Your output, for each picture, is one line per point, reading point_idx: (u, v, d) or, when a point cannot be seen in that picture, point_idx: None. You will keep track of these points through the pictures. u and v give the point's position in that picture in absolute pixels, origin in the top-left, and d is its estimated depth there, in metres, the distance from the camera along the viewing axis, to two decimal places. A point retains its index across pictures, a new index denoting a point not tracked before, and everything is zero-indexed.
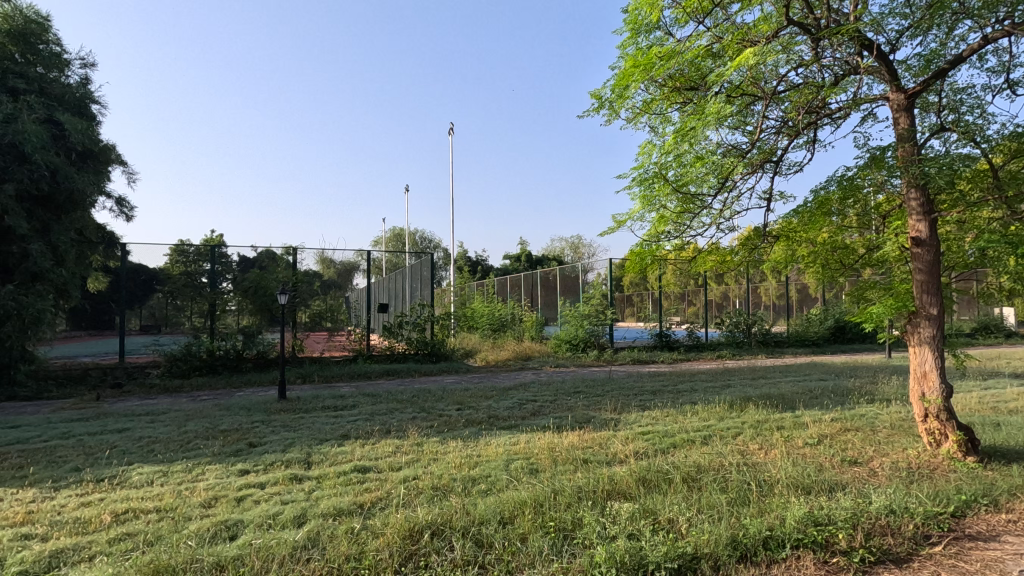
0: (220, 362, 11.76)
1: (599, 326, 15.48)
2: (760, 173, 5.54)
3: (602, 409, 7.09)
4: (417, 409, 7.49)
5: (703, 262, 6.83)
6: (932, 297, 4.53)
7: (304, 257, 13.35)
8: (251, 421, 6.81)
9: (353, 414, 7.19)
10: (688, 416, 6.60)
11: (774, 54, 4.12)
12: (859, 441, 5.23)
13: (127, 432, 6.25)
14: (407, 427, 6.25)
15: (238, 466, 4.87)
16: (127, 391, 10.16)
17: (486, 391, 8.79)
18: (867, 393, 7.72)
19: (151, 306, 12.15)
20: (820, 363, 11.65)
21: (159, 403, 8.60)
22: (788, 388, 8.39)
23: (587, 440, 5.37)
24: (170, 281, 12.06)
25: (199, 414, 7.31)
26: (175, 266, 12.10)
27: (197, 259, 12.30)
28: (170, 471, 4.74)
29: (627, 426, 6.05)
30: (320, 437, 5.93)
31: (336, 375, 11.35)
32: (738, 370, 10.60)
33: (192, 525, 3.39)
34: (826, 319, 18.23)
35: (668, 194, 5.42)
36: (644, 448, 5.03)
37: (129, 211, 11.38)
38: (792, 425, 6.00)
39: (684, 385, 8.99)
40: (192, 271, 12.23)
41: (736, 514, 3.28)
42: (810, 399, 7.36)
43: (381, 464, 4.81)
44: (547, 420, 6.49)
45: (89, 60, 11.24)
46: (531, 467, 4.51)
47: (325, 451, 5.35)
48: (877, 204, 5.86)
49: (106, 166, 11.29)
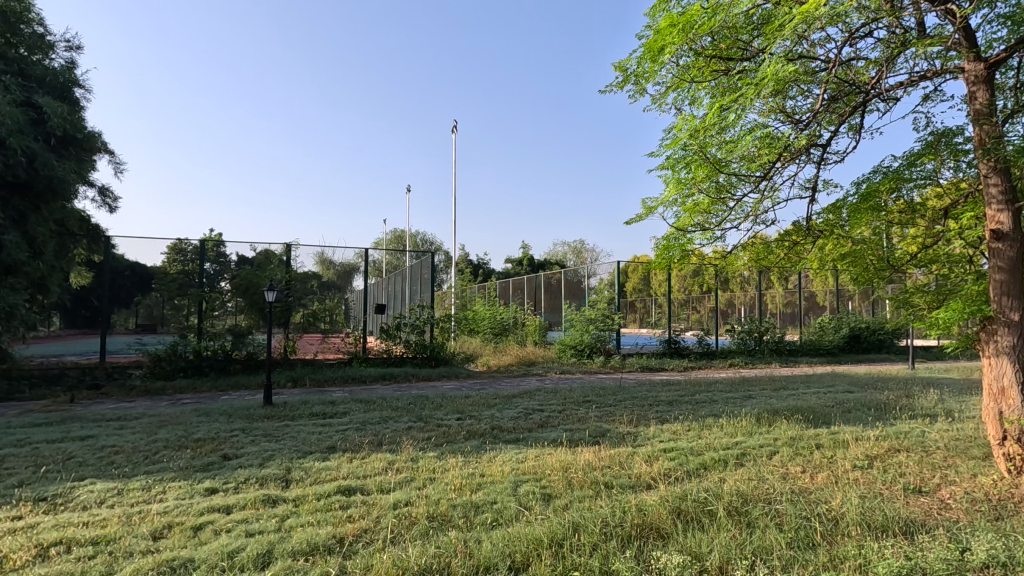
0: (207, 363, 11.10)
1: (606, 331, 14.83)
2: (803, 160, 4.95)
3: (617, 421, 6.44)
4: (413, 417, 6.87)
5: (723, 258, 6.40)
6: (1015, 301, 3.88)
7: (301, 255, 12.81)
8: (230, 430, 6.18)
9: (343, 423, 6.56)
10: (713, 431, 5.98)
11: (840, 9, 3.50)
12: (915, 465, 4.58)
13: (90, 440, 5.60)
14: (401, 440, 5.60)
15: (204, 485, 4.23)
16: (105, 393, 9.51)
17: (489, 399, 8.15)
18: (906, 407, 7.07)
19: (146, 304, 11.77)
20: (842, 374, 11.00)
21: (134, 407, 7.96)
22: (816, 400, 7.72)
23: (605, 459, 4.74)
24: (169, 280, 11.43)
25: (174, 420, 6.68)
26: (172, 266, 11.63)
27: (196, 259, 11.79)
28: (125, 489, 4.12)
29: (647, 443, 5.44)
30: (304, 450, 5.29)
31: (329, 378, 10.71)
32: (758, 380, 9.92)
33: (130, 565, 2.76)
34: (841, 328, 17.56)
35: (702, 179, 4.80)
36: (671, 470, 4.41)
37: (113, 203, 10.71)
38: (831, 445, 5.34)
39: (703, 395, 8.32)
40: (191, 270, 11.69)
41: (807, 564, 2.66)
42: (845, 413, 6.71)
43: (369, 484, 4.17)
44: (558, 433, 5.86)
45: (76, 43, 10.69)
46: (544, 492, 3.87)
47: (307, 467, 4.71)
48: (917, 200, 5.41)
49: (90, 155, 10.66)
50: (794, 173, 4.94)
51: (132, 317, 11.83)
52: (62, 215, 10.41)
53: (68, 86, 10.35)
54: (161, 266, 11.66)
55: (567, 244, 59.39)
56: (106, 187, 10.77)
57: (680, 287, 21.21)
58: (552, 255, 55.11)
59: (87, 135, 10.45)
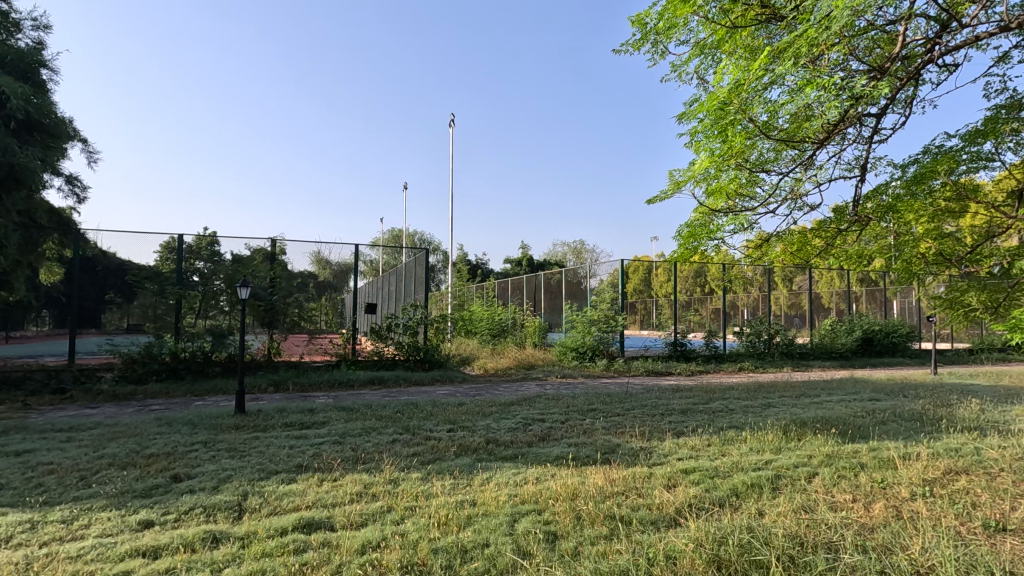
0: (184, 365, 10.42)
1: (609, 333, 14.12)
2: (851, 138, 4.35)
3: (627, 435, 5.73)
4: (399, 428, 6.15)
5: (754, 247, 5.80)
6: None
7: (296, 258, 12.15)
8: (191, 443, 5.47)
9: (320, 435, 5.85)
10: (736, 447, 5.29)
11: None
12: (987, 494, 3.86)
13: (25, 456, 4.89)
14: (381, 458, 4.88)
15: (137, 517, 3.52)
16: (69, 399, 8.81)
17: (484, 407, 7.42)
18: (946, 418, 6.35)
19: (143, 303, 10.57)
20: (862, 380, 10.27)
21: (93, 414, 7.24)
22: (843, 410, 7.02)
23: (618, 482, 4.04)
24: (158, 278, 10.76)
25: (132, 430, 5.97)
26: (166, 263, 10.98)
27: (190, 258, 11.13)
28: (40, 523, 3.41)
29: (664, 462, 4.74)
30: (268, 469, 4.59)
31: (314, 383, 9.99)
32: (776, 387, 9.19)
33: None
34: (854, 331, 16.83)
35: (736, 155, 4.25)
36: (699, 498, 3.74)
37: (82, 193, 9.95)
38: (877, 465, 4.62)
39: (718, 403, 7.59)
40: (185, 270, 11.06)
41: None
42: (880, 425, 6.01)
43: (336, 516, 3.46)
44: (562, 448, 5.16)
45: (43, 22, 9.98)
46: (548, 531, 3.17)
47: (268, 492, 4.00)
48: (964, 184, 5.08)
49: (57, 141, 9.91)
50: (840, 149, 4.38)
51: (125, 318, 10.62)
52: (27, 206, 9.64)
53: (34, 67, 9.63)
54: (155, 265, 10.91)
55: (568, 245, 58.68)
56: (74, 176, 10.02)
57: (684, 288, 20.47)
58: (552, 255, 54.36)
59: (53, 120, 9.74)
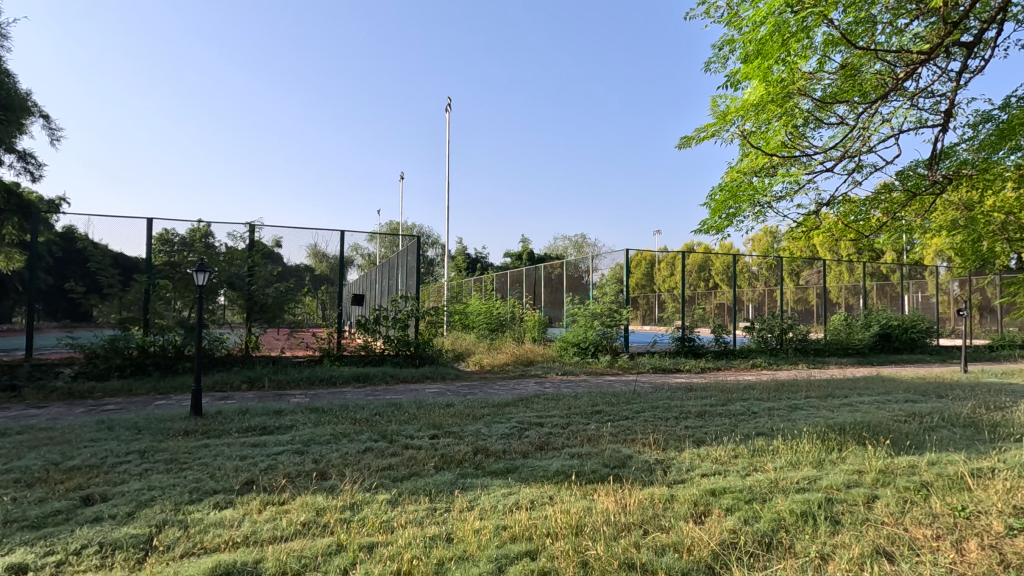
0: (152, 360, 9.64)
1: (612, 327, 13.24)
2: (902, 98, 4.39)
3: (639, 444, 4.89)
4: (373, 435, 5.32)
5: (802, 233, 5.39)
6: None
7: (292, 252, 11.36)
8: (126, 451, 4.65)
9: (280, 443, 5.02)
10: (773, 458, 4.49)
11: None
12: None
13: None
14: (345, 474, 4.04)
15: (4, 562, 2.67)
16: (18, 398, 8.01)
17: (475, 410, 6.57)
18: (1001, 424, 5.53)
19: (134, 297, 9.78)
20: (889, 378, 9.41)
21: (31, 416, 6.41)
22: (880, 413, 6.19)
23: (637, 510, 3.19)
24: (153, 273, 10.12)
25: (64, 436, 5.16)
26: (157, 258, 10.19)
27: (183, 250, 10.35)
28: None
29: (692, 478, 3.94)
30: (204, 488, 3.75)
31: (293, 380, 9.17)
32: (800, 386, 8.32)
33: None
34: (871, 326, 15.93)
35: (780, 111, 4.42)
36: (742, 536, 2.88)
37: (38, 170, 9.12)
38: (945, 485, 3.79)
39: (739, 406, 6.74)
40: (177, 262, 10.24)
41: None
42: (930, 433, 5.18)
43: (264, 563, 2.61)
44: (565, 461, 4.34)
45: None
46: None
47: (197, 520, 3.18)
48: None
49: (9, 114, 9.05)
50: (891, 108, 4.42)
51: (119, 312, 9.70)
52: None
53: None
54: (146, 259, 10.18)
55: (568, 238, 57.67)
56: (29, 152, 9.18)
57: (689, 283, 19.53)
58: (553, 249, 53.44)
59: (4, 89, 8.88)
